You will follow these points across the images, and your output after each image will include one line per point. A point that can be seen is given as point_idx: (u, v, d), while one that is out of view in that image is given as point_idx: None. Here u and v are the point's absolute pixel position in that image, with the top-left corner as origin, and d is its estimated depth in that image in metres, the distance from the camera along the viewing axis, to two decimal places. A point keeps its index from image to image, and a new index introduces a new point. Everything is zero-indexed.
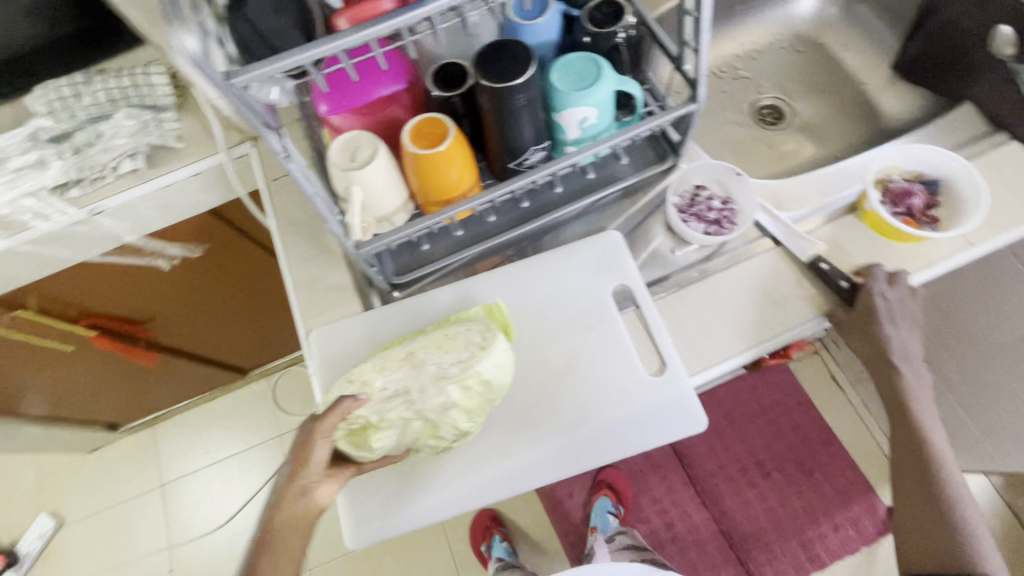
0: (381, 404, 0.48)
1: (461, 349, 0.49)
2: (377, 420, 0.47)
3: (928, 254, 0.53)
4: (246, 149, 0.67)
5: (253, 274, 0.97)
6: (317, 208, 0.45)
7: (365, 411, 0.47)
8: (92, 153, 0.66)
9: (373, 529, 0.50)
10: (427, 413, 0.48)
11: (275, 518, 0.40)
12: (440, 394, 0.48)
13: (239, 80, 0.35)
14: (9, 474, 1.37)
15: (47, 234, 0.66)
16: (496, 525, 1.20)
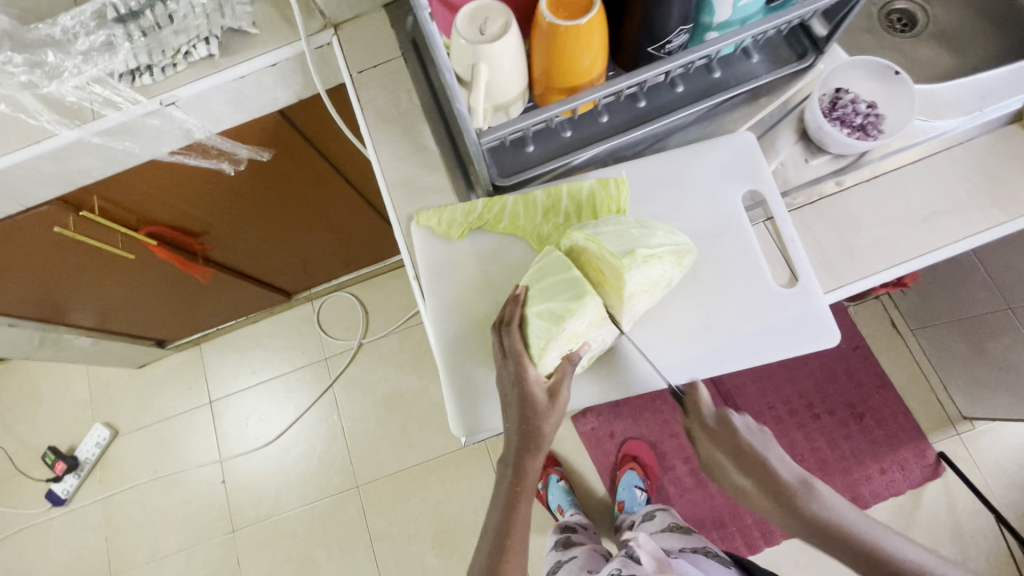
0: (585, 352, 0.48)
1: (660, 289, 0.47)
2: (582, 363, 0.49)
3: None
4: (327, 38, 0.61)
5: (312, 189, 0.93)
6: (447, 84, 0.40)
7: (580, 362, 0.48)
8: (162, 36, 0.61)
9: (484, 421, 0.53)
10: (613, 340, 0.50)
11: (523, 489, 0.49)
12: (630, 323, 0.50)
13: None
14: (64, 382, 1.41)
15: (118, 125, 0.62)
16: (552, 465, 1.18)
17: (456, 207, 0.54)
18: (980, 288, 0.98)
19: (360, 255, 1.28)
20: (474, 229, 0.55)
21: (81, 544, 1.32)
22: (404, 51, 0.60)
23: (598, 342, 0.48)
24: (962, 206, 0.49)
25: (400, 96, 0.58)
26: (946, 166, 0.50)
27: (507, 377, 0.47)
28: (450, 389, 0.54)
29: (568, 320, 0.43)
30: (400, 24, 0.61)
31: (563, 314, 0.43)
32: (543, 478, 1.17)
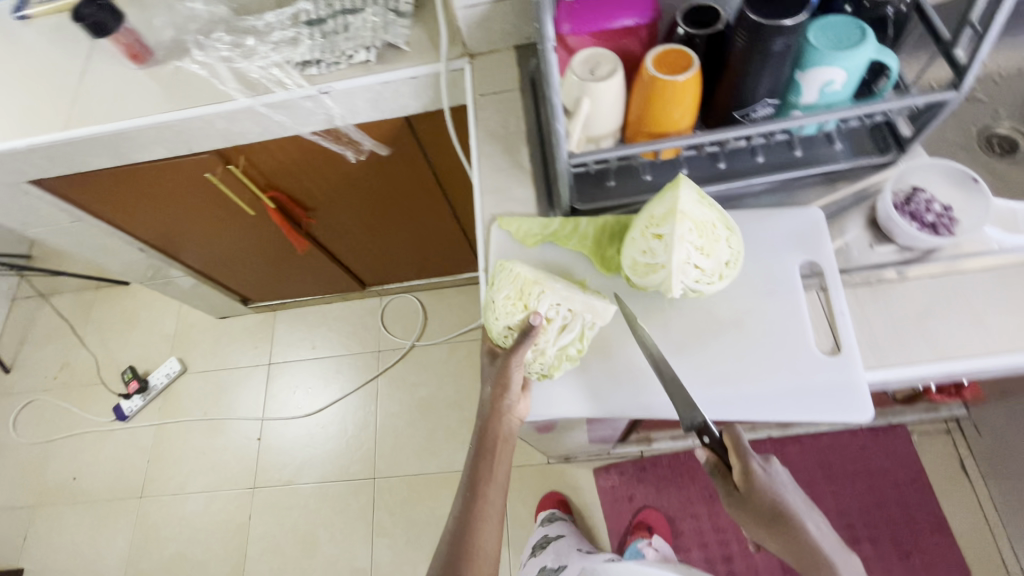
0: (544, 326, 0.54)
1: (710, 260, 0.51)
2: (548, 340, 0.53)
3: None
4: (462, 65, 0.73)
5: (413, 192, 1.04)
6: (553, 108, 0.47)
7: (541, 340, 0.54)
8: (336, 40, 0.74)
9: None
10: (585, 318, 0.53)
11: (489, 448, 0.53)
12: (600, 306, 0.53)
13: None
14: (159, 315, 1.61)
15: (281, 101, 0.76)
16: (564, 510, 1.16)
17: (534, 220, 0.60)
18: None
19: (435, 264, 1.39)
20: (546, 242, 0.60)
21: (126, 460, 1.45)
22: (522, 85, 0.70)
23: (562, 313, 0.53)
24: None
25: (509, 120, 0.68)
26: (1016, 279, 0.51)
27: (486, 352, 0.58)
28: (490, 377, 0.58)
29: (496, 290, 0.56)
30: (524, 63, 0.71)
31: (494, 288, 0.56)
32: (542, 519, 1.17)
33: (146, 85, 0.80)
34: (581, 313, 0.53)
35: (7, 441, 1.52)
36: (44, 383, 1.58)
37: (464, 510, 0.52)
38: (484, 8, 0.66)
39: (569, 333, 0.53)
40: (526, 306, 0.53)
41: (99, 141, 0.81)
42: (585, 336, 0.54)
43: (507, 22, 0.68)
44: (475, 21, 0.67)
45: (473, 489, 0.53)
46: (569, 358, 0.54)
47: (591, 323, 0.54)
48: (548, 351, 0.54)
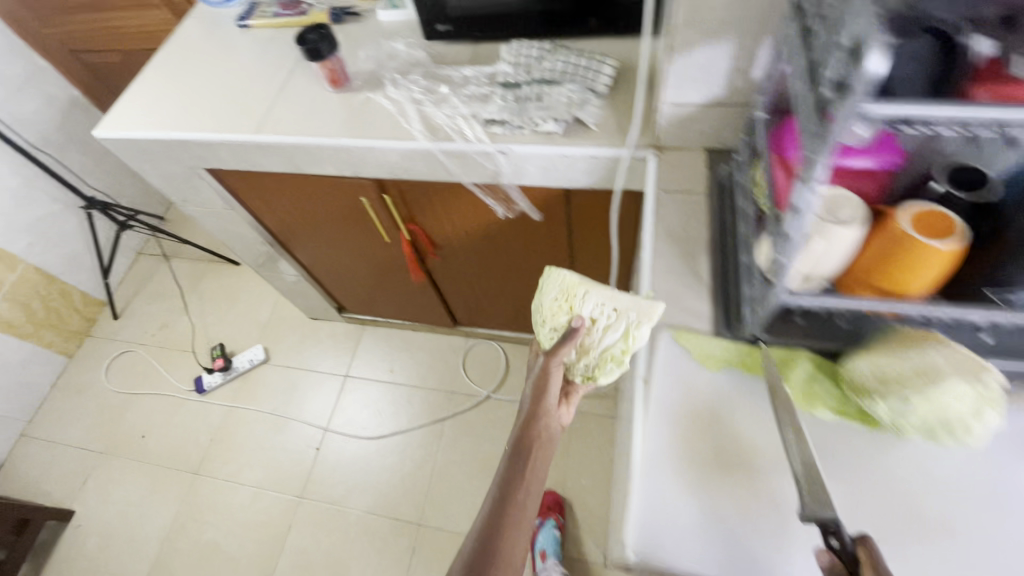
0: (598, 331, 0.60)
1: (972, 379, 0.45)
2: (593, 341, 0.60)
3: None
4: (648, 155, 0.71)
5: (543, 255, 1.03)
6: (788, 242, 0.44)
7: (596, 348, 0.60)
8: (527, 107, 0.75)
9: (657, 548, 0.46)
10: (625, 313, 0.57)
11: (522, 443, 0.59)
12: (643, 323, 0.56)
13: (871, 110, 0.33)
14: (258, 301, 1.68)
15: (458, 151, 0.77)
16: None
17: (716, 341, 0.56)
18: None
19: (532, 322, 1.36)
20: (727, 366, 0.55)
21: (193, 433, 1.49)
22: (710, 190, 0.66)
23: (606, 314, 0.59)
24: None
25: (691, 223, 0.64)
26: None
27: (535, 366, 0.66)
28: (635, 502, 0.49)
29: (541, 293, 0.66)
30: (714, 168, 0.68)
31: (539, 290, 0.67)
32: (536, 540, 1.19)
33: (337, 109, 0.85)
34: (625, 311, 0.57)
35: (98, 383, 1.62)
36: (144, 338, 1.68)
37: (501, 506, 0.56)
38: (693, 109, 0.64)
39: (613, 332, 0.58)
40: (572, 307, 0.62)
41: (282, 150, 0.86)
42: (632, 338, 0.57)
43: (710, 125, 0.66)
44: (678, 118, 0.66)
45: (506, 486, 0.57)
46: (614, 359, 0.59)
47: (638, 321, 0.56)
48: (594, 350, 0.60)
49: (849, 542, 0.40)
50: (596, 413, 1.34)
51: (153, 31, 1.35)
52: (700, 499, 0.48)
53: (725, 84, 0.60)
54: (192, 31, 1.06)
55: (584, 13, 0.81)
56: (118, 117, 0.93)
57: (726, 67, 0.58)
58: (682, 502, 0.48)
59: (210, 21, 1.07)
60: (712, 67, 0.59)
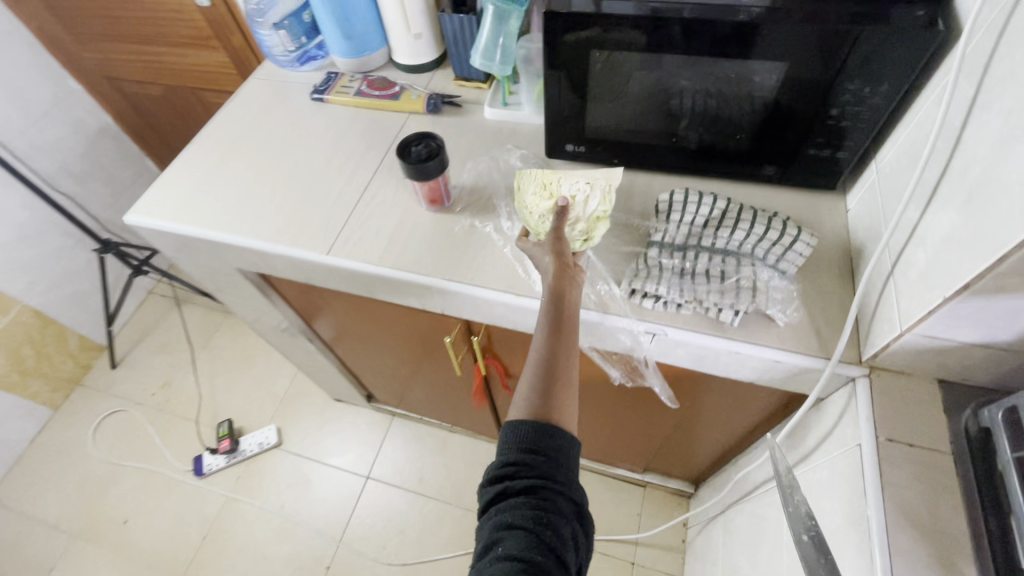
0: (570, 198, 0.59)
1: None
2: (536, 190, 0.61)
3: None
4: (854, 375, 0.54)
5: (643, 411, 0.85)
6: None
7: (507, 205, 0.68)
8: (692, 281, 0.58)
9: None
10: (590, 182, 0.59)
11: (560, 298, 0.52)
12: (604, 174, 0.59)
13: None
14: (274, 370, 1.50)
15: (592, 322, 0.60)
16: None
17: None
18: None
19: (593, 452, 1.18)
20: None
21: (183, 526, 1.29)
22: (954, 450, 0.49)
23: (584, 188, 0.59)
24: None
25: (933, 502, 0.47)
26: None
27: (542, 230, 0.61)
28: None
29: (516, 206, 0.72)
30: (954, 414, 0.51)
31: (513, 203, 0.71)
32: None
33: (432, 235, 0.68)
34: (592, 180, 0.59)
35: (82, 445, 1.42)
36: (141, 396, 1.49)
37: (548, 380, 0.46)
38: (949, 346, 0.47)
39: (595, 201, 0.59)
40: (552, 194, 0.60)
41: (358, 277, 0.68)
42: (608, 197, 0.59)
43: (958, 362, 0.49)
44: (918, 349, 0.49)
45: (566, 380, 0.47)
46: (601, 219, 0.59)
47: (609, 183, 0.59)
48: (581, 221, 0.60)
49: None
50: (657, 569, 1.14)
51: (204, 72, 1.19)
52: None
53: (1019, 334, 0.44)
54: (255, 95, 0.90)
55: (763, 159, 0.65)
56: (156, 201, 0.76)
57: None
58: None
59: (278, 86, 0.91)
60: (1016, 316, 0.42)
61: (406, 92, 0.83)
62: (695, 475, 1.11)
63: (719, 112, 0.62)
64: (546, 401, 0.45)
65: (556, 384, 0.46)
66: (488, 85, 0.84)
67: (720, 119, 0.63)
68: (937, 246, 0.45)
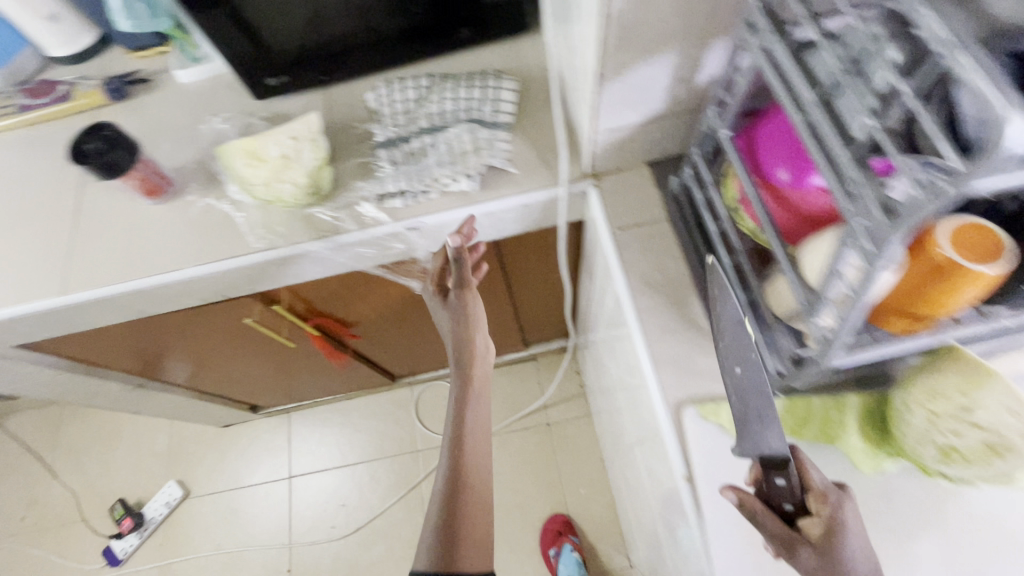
0: (280, 154, 0.57)
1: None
2: (248, 158, 0.57)
3: None
4: (584, 187, 0.60)
5: (476, 298, 0.90)
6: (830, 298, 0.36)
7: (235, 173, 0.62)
8: (424, 164, 0.59)
9: None
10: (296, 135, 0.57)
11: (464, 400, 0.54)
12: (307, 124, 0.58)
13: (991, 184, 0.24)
14: (146, 431, 1.38)
15: (356, 241, 0.61)
16: None
17: None
18: None
19: None
20: None
21: None
22: (670, 213, 0.58)
23: (291, 143, 0.57)
24: None
25: (662, 262, 0.56)
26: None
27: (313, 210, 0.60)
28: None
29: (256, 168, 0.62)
30: (664, 182, 0.59)
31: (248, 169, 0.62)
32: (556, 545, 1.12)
33: (166, 229, 0.62)
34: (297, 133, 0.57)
35: None
36: (9, 527, 1.32)
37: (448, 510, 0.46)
38: (630, 130, 0.53)
39: (308, 151, 0.57)
40: (262, 157, 0.57)
41: (111, 303, 0.62)
42: (318, 143, 0.58)
43: (648, 141, 0.56)
44: (613, 143, 0.55)
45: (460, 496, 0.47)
46: (322, 167, 0.58)
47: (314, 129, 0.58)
48: (303, 176, 0.57)
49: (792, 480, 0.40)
50: (569, 417, 1.28)
51: None
52: None
53: (666, 97, 0.50)
54: None
55: (452, 22, 0.65)
56: None
57: (666, 79, 0.48)
58: None
59: None
60: (652, 83, 0.47)
61: (76, 87, 0.72)
62: (564, 330, 1.23)
63: None
64: (449, 531, 0.45)
65: (458, 502, 0.46)
66: (168, 45, 0.74)
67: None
68: (580, 46, 0.49)
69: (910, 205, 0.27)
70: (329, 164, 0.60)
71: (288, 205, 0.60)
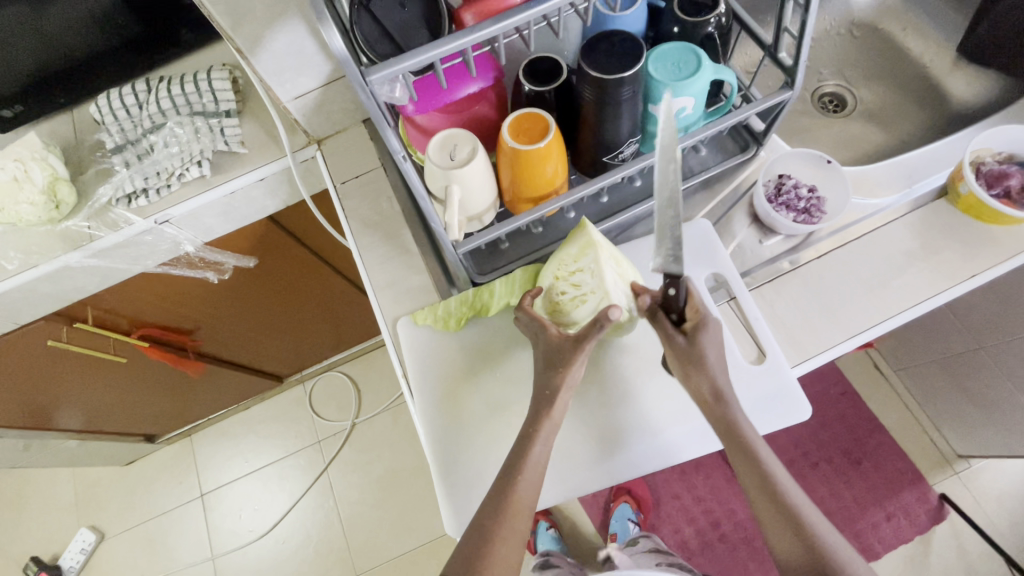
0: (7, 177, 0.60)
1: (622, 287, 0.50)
2: None
3: (1001, 239, 0.55)
4: (311, 153, 0.66)
5: (302, 280, 0.97)
6: (417, 196, 0.44)
7: None
8: (157, 161, 0.65)
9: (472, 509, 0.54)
10: (19, 157, 0.61)
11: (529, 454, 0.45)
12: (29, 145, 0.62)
13: (374, 77, 0.34)
14: (47, 487, 1.37)
15: (113, 245, 0.65)
16: (542, 513, 1.17)
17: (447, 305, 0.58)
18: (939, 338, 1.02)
19: (348, 336, 1.31)
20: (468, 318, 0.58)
21: None
22: (383, 160, 0.65)
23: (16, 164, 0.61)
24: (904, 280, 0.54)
25: (380, 204, 0.63)
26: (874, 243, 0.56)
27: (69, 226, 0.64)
28: (441, 484, 0.55)
29: None
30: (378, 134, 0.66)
31: None
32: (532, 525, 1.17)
33: None
34: (19, 154, 0.61)
35: None
36: None
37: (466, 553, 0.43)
38: (316, 94, 0.59)
39: (37, 169, 0.61)
40: None
41: None
42: (45, 160, 0.62)
43: (345, 101, 0.63)
44: (310, 108, 0.61)
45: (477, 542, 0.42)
46: (59, 181, 0.62)
47: (38, 148, 0.62)
48: (40, 193, 0.61)
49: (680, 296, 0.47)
50: None
51: None
52: (476, 454, 0.55)
53: (327, 59, 0.56)
54: None
55: (166, 25, 0.66)
56: None
57: (312, 43, 0.54)
58: (472, 460, 0.55)
59: None
60: (299, 47, 0.53)
61: None
62: None
63: (76, 11, 0.60)
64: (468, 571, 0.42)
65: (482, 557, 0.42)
66: None
67: (88, 14, 0.61)
68: None
69: (360, 97, 0.36)
70: (68, 178, 0.64)
71: (36, 224, 0.63)
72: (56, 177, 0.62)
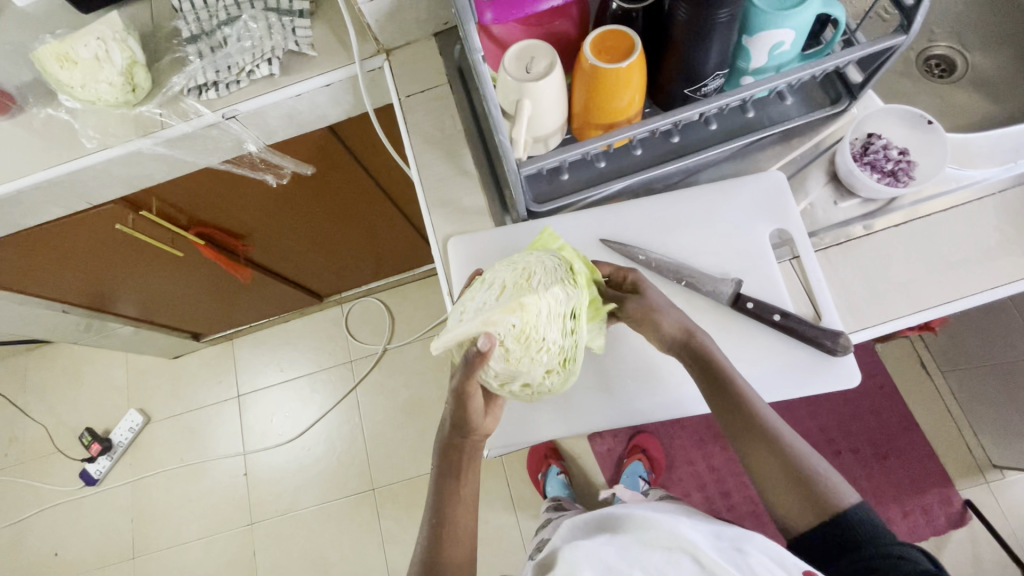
0: (88, 55, 0.61)
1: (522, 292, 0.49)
2: (64, 62, 0.62)
3: None
4: (379, 63, 0.65)
5: (355, 201, 0.98)
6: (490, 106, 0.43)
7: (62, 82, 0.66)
8: (230, 55, 0.65)
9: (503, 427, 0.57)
10: (102, 36, 0.62)
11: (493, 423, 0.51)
12: (110, 25, 0.63)
13: None
14: (104, 367, 1.49)
15: (183, 134, 0.66)
16: (554, 457, 1.19)
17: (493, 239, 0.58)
18: (999, 341, 0.96)
19: (390, 264, 1.33)
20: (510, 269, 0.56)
21: (106, 524, 1.37)
22: (451, 78, 0.63)
23: (99, 43, 0.62)
24: (979, 266, 0.51)
25: (444, 123, 0.62)
26: (961, 218, 0.53)
27: (143, 113, 0.66)
28: None
29: None
30: (449, 51, 0.65)
31: None
32: (544, 468, 1.20)
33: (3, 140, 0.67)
34: (101, 33, 0.62)
35: None
36: None
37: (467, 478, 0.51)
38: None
39: (116, 51, 0.62)
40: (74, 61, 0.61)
41: None
42: (125, 42, 0.63)
43: (420, 10, 0.60)
44: (384, 14, 0.59)
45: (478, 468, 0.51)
46: (135, 65, 0.63)
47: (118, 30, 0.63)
48: (118, 75, 0.62)
49: (759, 309, 0.52)
50: None
51: None
52: None
53: None
54: None
55: None
56: None
57: None
58: None
59: None
60: None
61: None
62: None
63: None
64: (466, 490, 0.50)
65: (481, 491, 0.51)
66: None
67: None
68: None
69: None
70: (145, 63, 0.65)
71: (113, 106, 0.65)
72: (132, 61, 0.63)
